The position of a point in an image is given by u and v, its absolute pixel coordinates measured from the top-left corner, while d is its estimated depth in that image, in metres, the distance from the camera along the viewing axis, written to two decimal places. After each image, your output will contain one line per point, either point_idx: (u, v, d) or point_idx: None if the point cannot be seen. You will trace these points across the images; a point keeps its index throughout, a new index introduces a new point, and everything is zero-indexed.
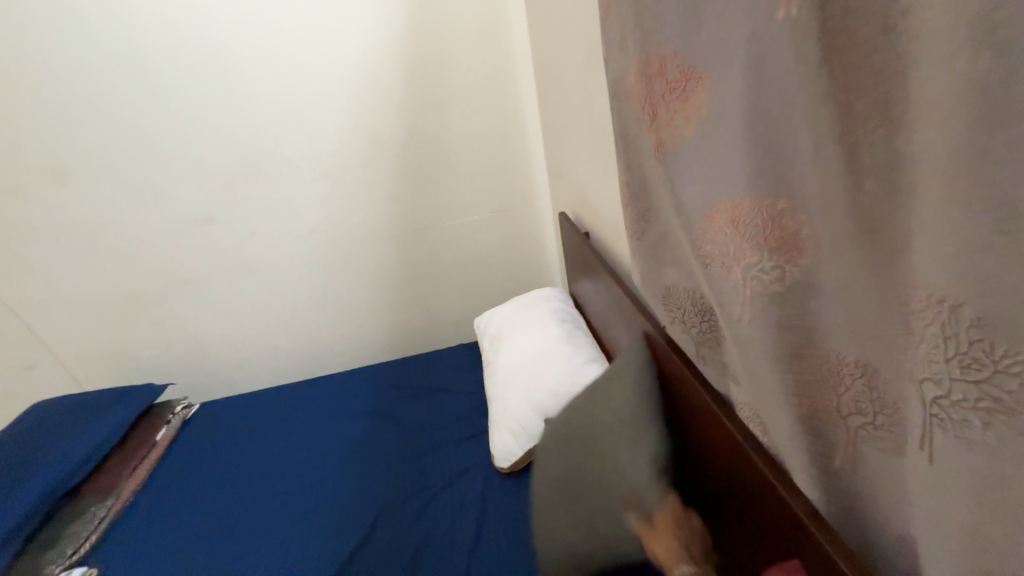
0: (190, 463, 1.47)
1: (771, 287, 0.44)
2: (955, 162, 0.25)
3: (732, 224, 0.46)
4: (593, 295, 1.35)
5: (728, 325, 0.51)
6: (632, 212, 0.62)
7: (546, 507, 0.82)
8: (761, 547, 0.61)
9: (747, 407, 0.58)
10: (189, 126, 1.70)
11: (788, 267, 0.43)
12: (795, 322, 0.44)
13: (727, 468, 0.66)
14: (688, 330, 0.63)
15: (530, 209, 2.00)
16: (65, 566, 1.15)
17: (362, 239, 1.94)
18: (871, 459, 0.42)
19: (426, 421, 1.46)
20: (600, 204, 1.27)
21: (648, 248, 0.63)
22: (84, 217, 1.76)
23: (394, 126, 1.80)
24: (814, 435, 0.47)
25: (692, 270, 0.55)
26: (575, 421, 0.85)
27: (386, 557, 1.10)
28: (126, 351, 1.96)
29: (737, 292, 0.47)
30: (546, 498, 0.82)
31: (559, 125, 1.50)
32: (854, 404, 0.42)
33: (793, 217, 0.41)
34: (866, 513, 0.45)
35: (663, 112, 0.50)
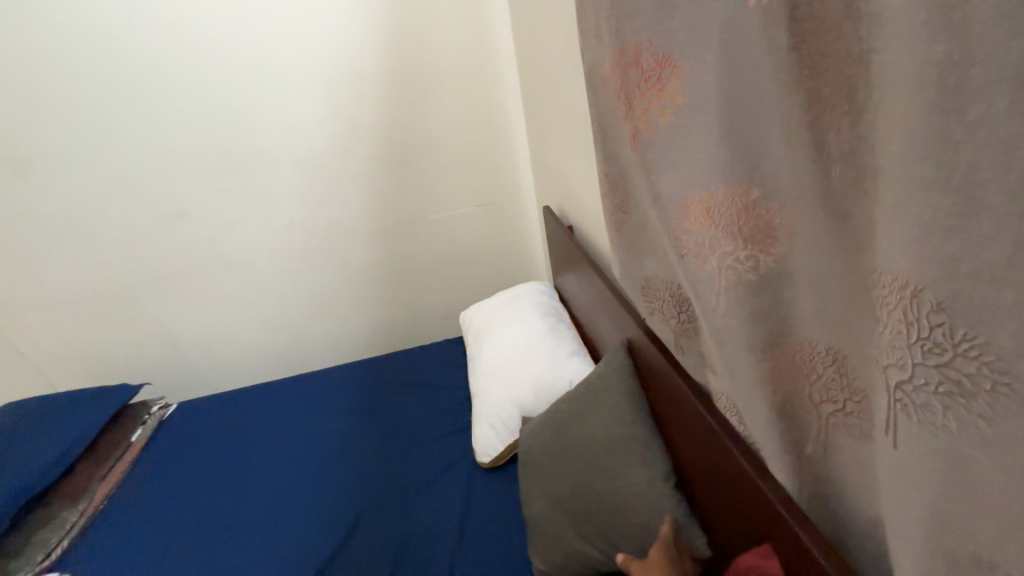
0: (167, 465, 1.44)
1: (745, 277, 0.44)
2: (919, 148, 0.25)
3: (706, 214, 0.46)
4: (576, 288, 1.35)
5: (704, 316, 0.52)
6: (611, 203, 0.62)
7: (555, 517, 0.85)
8: (739, 534, 0.62)
9: (724, 397, 0.58)
10: (161, 118, 1.65)
11: (762, 256, 0.43)
12: (770, 311, 0.45)
13: (706, 456, 0.67)
14: (667, 322, 0.63)
15: (515, 202, 1.99)
16: (34, 573, 1.12)
17: (344, 234, 1.91)
18: (842, 445, 0.43)
19: (411, 416, 1.45)
20: (583, 197, 1.26)
21: (626, 240, 0.63)
22: (50, 212, 1.69)
23: (376, 118, 1.77)
24: (788, 424, 0.48)
25: (670, 261, 0.55)
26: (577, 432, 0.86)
27: (369, 554, 1.09)
28: (98, 351, 1.90)
29: (713, 282, 0.47)
30: (556, 509, 0.85)
31: (542, 117, 1.49)
32: (825, 392, 0.43)
33: (766, 206, 0.41)
34: (839, 498, 0.46)
35: (639, 101, 0.49)
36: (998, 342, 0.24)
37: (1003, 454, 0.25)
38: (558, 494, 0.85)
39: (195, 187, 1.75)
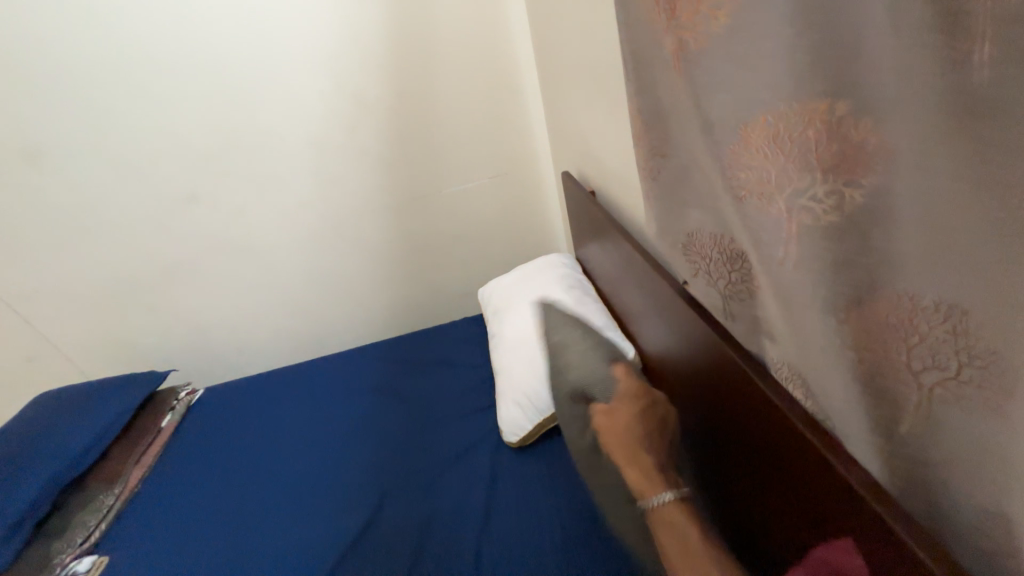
0: (194, 449, 1.45)
1: (825, 218, 0.35)
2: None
3: (772, 141, 0.37)
4: (601, 257, 1.27)
5: (764, 271, 0.43)
6: (646, 146, 0.53)
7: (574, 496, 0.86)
8: (804, 521, 0.56)
9: (785, 367, 0.50)
10: (162, 99, 1.60)
11: (849, 189, 0.34)
12: (854, 260, 0.36)
13: (763, 436, 0.60)
14: (712, 283, 0.55)
15: (532, 171, 1.89)
16: (75, 556, 1.15)
17: (355, 212, 1.86)
18: (949, 423, 0.34)
19: (432, 396, 1.42)
20: (606, 157, 1.16)
21: (664, 189, 0.54)
22: (66, 200, 1.70)
23: (381, 87, 1.67)
24: (875, 397, 0.39)
25: (721, 209, 0.47)
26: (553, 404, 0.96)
27: (394, 535, 1.07)
28: (126, 338, 1.93)
29: (780, 229, 0.39)
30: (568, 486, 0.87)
31: (559, 74, 1.38)
32: (929, 357, 0.34)
33: (856, 123, 0.32)
34: (940, 485, 0.38)
35: (683, 6, 0.40)
36: None
37: None
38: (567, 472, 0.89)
39: (203, 169, 1.71)
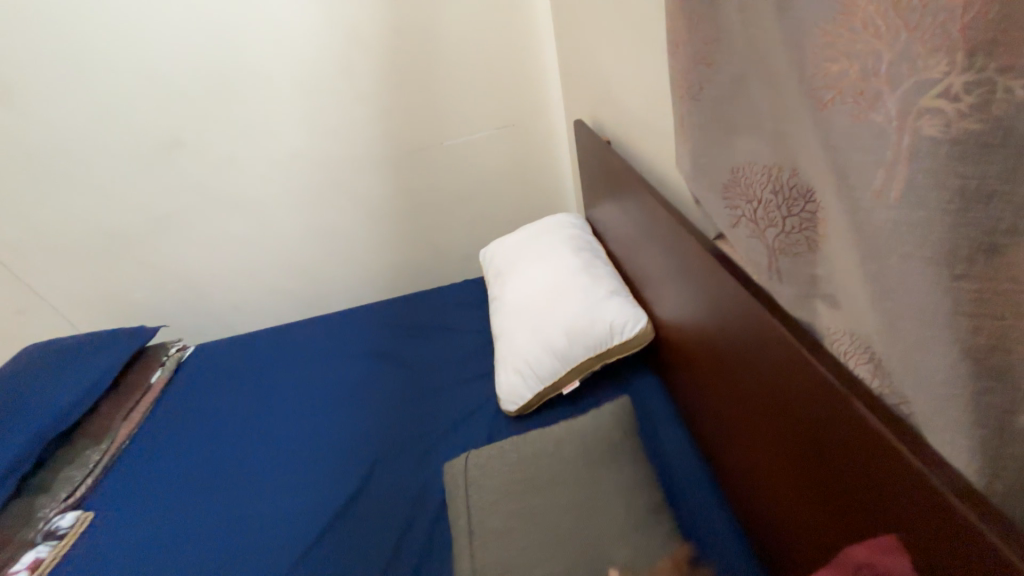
0: (183, 408, 1.41)
1: (959, 125, 0.25)
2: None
3: (890, 11, 0.26)
4: (615, 216, 1.15)
5: (843, 210, 0.33)
6: (689, 54, 0.43)
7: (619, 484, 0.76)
8: (847, 510, 0.46)
9: (847, 338, 0.41)
10: (138, 32, 1.46)
11: (1004, 78, 0.23)
12: (992, 186, 0.25)
13: (803, 412, 0.50)
14: (758, 233, 0.44)
15: (543, 123, 1.74)
16: (59, 510, 1.13)
17: (352, 163, 1.73)
18: None
19: (429, 360, 1.35)
20: (628, 101, 1.02)
21: (709, 110, 0.44)
22: (42, 145, 1.59)
23: (378, 22, 1.51)
24: (985, 379, 0.29)
25: (791, 129, 0.36)
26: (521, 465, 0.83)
27: (382, 504, 1.02)
28: (116, 293, 1.87)
29: (878, 146, 0.29)
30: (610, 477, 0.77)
31: (576, 7, 1.22)
32: None
33: None
34: None
35: None
36: None
37: None
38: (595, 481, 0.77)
39: (186, 114, 1.59)
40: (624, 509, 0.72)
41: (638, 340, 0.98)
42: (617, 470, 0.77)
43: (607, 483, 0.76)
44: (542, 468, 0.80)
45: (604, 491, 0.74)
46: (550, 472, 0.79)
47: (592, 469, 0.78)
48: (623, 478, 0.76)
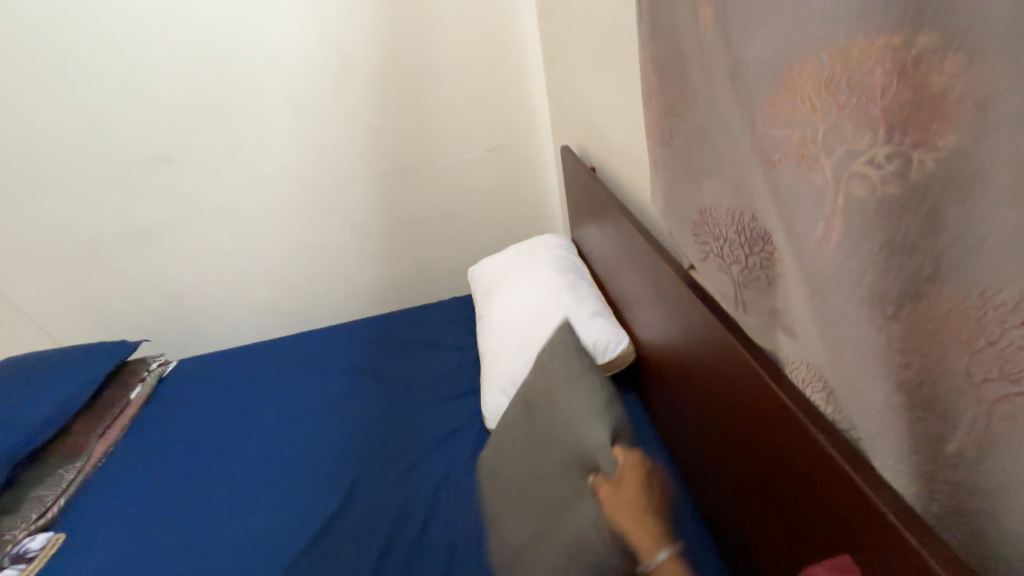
0: (163, 424, 1.39)
1: (883, 189, 0.28)
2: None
3: (824, 88, 0.30)
4: (599, 239, 1.20)
5: (794, 255, 0.37)
6: (661, 106, 0.47)
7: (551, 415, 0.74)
8: (805, 527, 0.50)
9: (804, 367, 0.44)
10: (132, 48, 1.48)
11: (917, 153, 0.26)
12: (912, 243, 0.28)
13: (766, 434, 0.54)
14: (726, 268, 0.48)
15: (531, 145, 1.80)
16: (29, 531, 1.10)
17: (342, 181, 1.76)
18: (1012, 451, 0.27)
19: (414, 378, 1.35)
20: (611, 131, 1.08)
21: (679, 155, 0.48)
22: (28, 156, 1.59)
23: (371, 46, 1.55)
24: (918, 409, 0.32)
25: (749, 178, 0.40)
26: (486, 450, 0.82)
27: (364, 524, 1.02)
28: (97, 306, 1.85)
29: (819, 200, 0.32)
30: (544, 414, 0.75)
31: (563, 40, 1.29)
32: (996, 365, 0.27)
33: (937, 62, 0.24)
34: (991, 522, 0.31)
35: None
36: None
37: None
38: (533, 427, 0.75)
39: (177, 129, 1.60)
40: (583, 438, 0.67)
41: (619, 360, 1.01)
42: (571, 403, 0.73)
43: (565, 423, 0.71)
44: (516, 452, 0.74)
45: (561, 432, 0.70)
46: (516, 437, 0.76)
47: (548, 415, 0.74)
48: (578, 408, 0.71)
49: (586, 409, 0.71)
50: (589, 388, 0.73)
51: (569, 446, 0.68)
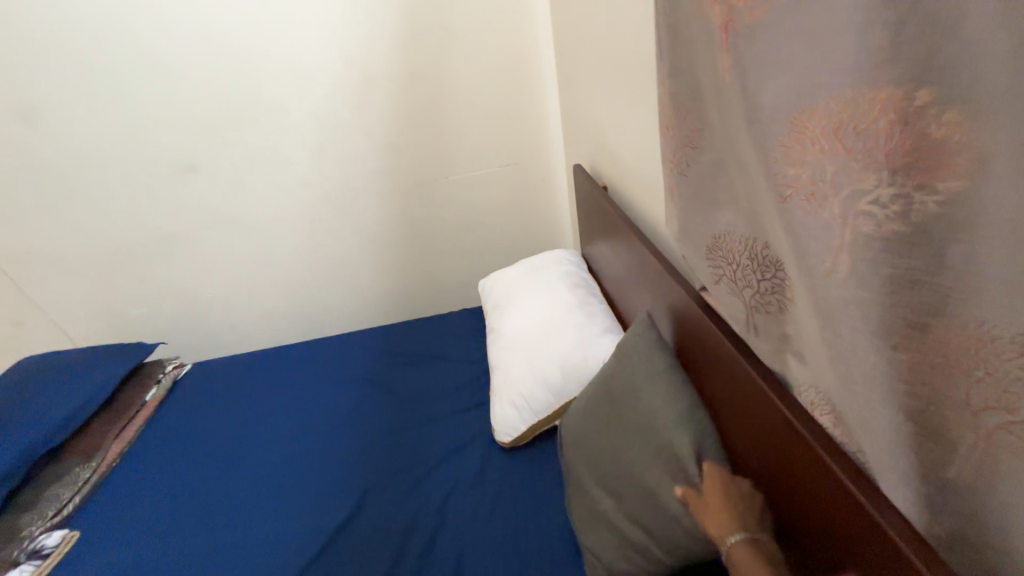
0: (176, 427, 1.41)
1: (888, 226, 0.31)
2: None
3: (833, 132, 0.32)
4: (609, 257, 1.22)
5: (804, 284, 0.39)
6: (677, 137, 0.50)
7: (630, 407, 0.73)
8: (814, 549, 0.51)
9: (812, 390, 0.46)
10: (166, 62, 1.55)
11: (919, 195, 0.29)
12: (916, 278, 0.30)
13: (774, 456, 0.55)
14: (738, 292, 0.50)
15: (544, 163, 1.84)
16: (45, 528, 1.12)
17: (357, 194, 1.80)
18: (1013, 479, 0.29)
19: (423, 389, 1.37)
20: (625, 154, 1.11)
21: (693, 185, 0.51)
22: (60, 163, 1.65)
23: (392, 66, 1.61)
24: (922, 434, 0.34)
25: (760, 210, 0.42)
26: (572, 437, 0.85)
27: (373, 534, 1.02)
28: (116, 309, 1.89)
29: (829, 233, 0.34)
30: (621, 407, 0.75)
31: (578, 65, 1.33)
32: (997, 396, 0.29)
33: (938, 115, 0.27)
34: (994, 547, 0.32)
35: None
36: None
37: None
38: (613, 420, 0.76)
39: (202, 141, 1.66)
40: (668, 436, 0.65)
41: None
42: (650, 398, 0.70)
43: (646, 419, 0.69)
44: (597, 428, 0.79)
45: (644, 429, 0.69)
46: (601, 426, 0.78)
47: (628, 408, 0.73)
48: (659, 403, 0.69)
49: (671, 403, 0.68)
50: (670, 380, 0.70)
51: (659, 448, 0.66)
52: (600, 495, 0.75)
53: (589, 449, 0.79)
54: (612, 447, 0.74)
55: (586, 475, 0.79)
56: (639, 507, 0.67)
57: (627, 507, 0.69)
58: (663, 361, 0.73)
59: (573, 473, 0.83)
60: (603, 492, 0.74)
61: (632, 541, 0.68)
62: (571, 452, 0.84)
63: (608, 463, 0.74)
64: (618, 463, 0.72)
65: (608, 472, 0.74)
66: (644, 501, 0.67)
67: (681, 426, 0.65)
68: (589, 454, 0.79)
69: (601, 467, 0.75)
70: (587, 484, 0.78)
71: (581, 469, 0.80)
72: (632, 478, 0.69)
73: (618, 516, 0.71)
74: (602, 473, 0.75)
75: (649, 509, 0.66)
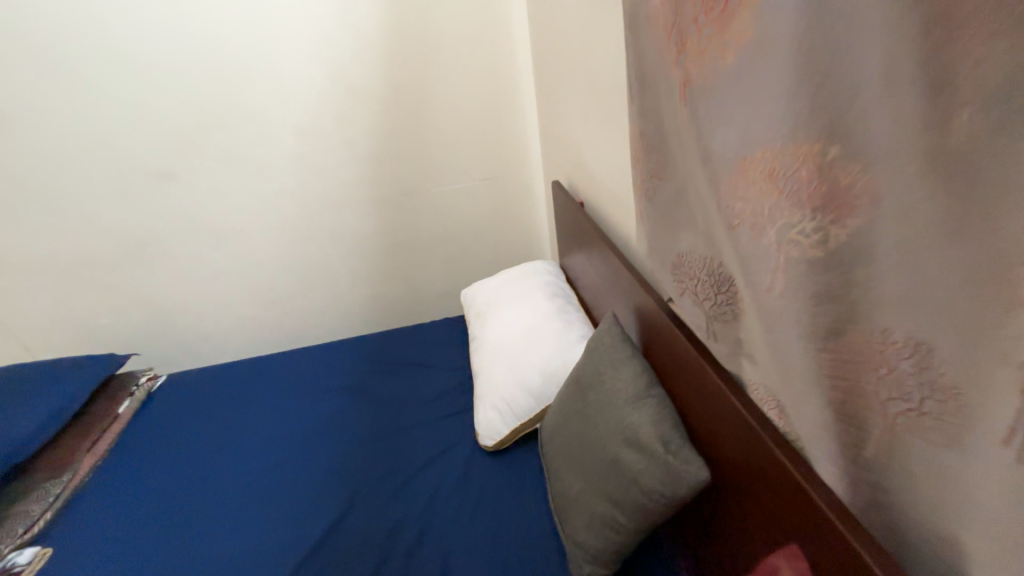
0: (151, 439, 1.39)
1: (812, 252, 0.38)
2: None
3: (770, 174, 0.40)
4: (585, 267, 1.30)
5: (752, 297, 0.46)
6: (646, 168, 0.57)
7: (599, 394, 0.81)
8: (763, 529, 0.58)
9: (762, 388, 0.53)
10: (141, 69, 1.53)
11: (834, 227, 0.36)
12: (835, 293, 0.38)
13: (731, 447, 0.62)
14: (700, 303, 0.57)
15: (523, 176, 1.91)
16: (15, 546, 1.09)
17: (339, 203, 1.83)
18: (909, 455, 0.36)
19: (406, 396, 1.40)
20: (600, 172, 1.18)
21: (660, 209, 0.58)
22: (27, 170, 1.60)
23: (376, 80, 1.65)
24: (844, 421, 0.41)
25: (715, 233, 0.50)
26: (553, 430, 0.92)
27: (360, 540, 1.05)
28: (84, 319, 1.84)
29: (769, 256, 0.42)
30: (591, 394, 0.83)
31: (556, 86, 1.41)
32: (896, 388, 0.36)
33: (844, 168, 0.34)
34: (901, 513, 0.40)
35: (695, 41, 0.43)
36: None
37: None
38: (584, 407, 0.84)
39: (181, 150, 1.65)
40: (628, 413, 0.74)
41: None
42: (616, 383, 0.79)
43: (612, 403, 0.78)
44: (571, 418, 0.86)
45: (609, 411, 0.77)
46: (574, 416, 0.86)
47: (597, 395, 0.82)
48: (623, 387, 0.78)
49: (633, 387, 0.77)
50: (633, 368, 0.79)
51: (621, 425, 0.74)
52: (574, 478, 0.81)
53: (565, 437, 0.87)
54: (583, 432, 0.82)
55: (562, 462, 0.85)
56: (606, 483, 0.74)
57: (595, 486, 0.76)
58: (630, 358, 0.81)
59: (553, 464, 0.89)
60: (575, 475, 0.81)
61: (600, 517, 0.73)
62: (551, 445, 0.91)
63: (579, 448, 0.81)
64: (587, 446, 0.79)
65: (580, 455, 0.81)
66: (610, 477, 0.73)
67: (641, 405, 0.73)
68: (565, 442, 0.86)
69: (574, 451, 0.82)
70: (563, 470, 0.85)
71: (559, 457, 0.87)
72: (600, 457, 0.76)
73: (588, 495, 0.76)
74: (575, 457, 0.82)
75: (615, 485, 0.72)
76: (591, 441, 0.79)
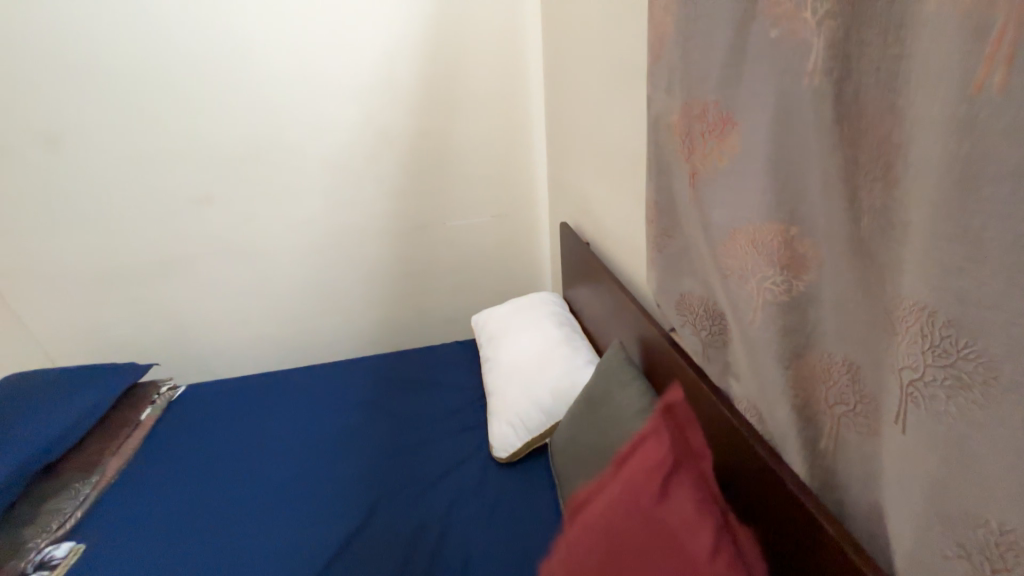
0: (172, 445, 1.45)
1: (780, 297, 0.54)
2: (944, 197, 0.35)
3: (751, 241, 0.56)
4: (591, 300, 1.45)
5: (739, 328, 0.62)
6: (659, 226, 0.74)
7: (610, 409, 0.95)
8: (753, 519, 0.70)
9: (746, 401, 0.68)
10: (194, 104, 1.69)
11: (794, 281, 0.53)
12: (797, 326, 0.54)
13: (722, 450, 0.75)
14: (698, 333, 0.73)
15: (531, 215, 2.09)
16: (51, 541, 1.15)
17: (363, 232, 1.97)
18: (850, 443, 0.51)
19: (421, 412, 1.50)
20: (607, 220, 1.36)
21: (668, 259, 0.74)
22: (74, 186, 1.72)
23: (407, 126, 1.85)
24: (806, 421, 0.56)
25: (711, 279, 0.66)
26: (567, 443, 1.04)
27: (382, 541, 1.12)
28: (105, 328, 1.91)
29: (750, 299, 0.58)
30: (603, 409, 0.96)
31: (569, 141, 1.62)
32: (838, 395, 0.51)
33: (803, 241, 0.51)
34: (850, 489, 0.54)
35: (699, 144, 0.61)
36: (985, 344, 0.34)
37: (984, 433, 0.35)
38: (597, 421, 0.97)
39: (222, 176, 1.79)
40: (636, 424, 0.87)
41: None
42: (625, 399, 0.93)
43: (622, 416, 0.91)
44: (584, 431, 0.99)
45: (619, 422, 0.91)
46: (587, 428, 0.98)
47: (608, 409, 0.95)
48: (632, 403, 0.91)
49: (640, 403, 0.90)
50: (639, 387, 0.93)
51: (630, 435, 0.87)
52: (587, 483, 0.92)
53: (578, 447, 0.99)
54: (596, 442, 0.94)
55: (577, 469, 0.97)
56: None
57: None
58: (636, 379, 0.96)
59: (569, 472, 1.00)
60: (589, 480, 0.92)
61: None
62: (566, 456, 1.03)
63: (592, 456, 0.93)
64: (599, 453, 0.92)
65: (592, 462, 0.93)
66: None
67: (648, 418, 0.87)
68: (579, 451, 0.98)
69: (587, 459, 0.95)
70: (577, 477, 0.96)
71: (575, 466, 0.98)
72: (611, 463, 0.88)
73: None
74: (589, 464, 0.94)
75: None
76: (602, 449, 0.92)
